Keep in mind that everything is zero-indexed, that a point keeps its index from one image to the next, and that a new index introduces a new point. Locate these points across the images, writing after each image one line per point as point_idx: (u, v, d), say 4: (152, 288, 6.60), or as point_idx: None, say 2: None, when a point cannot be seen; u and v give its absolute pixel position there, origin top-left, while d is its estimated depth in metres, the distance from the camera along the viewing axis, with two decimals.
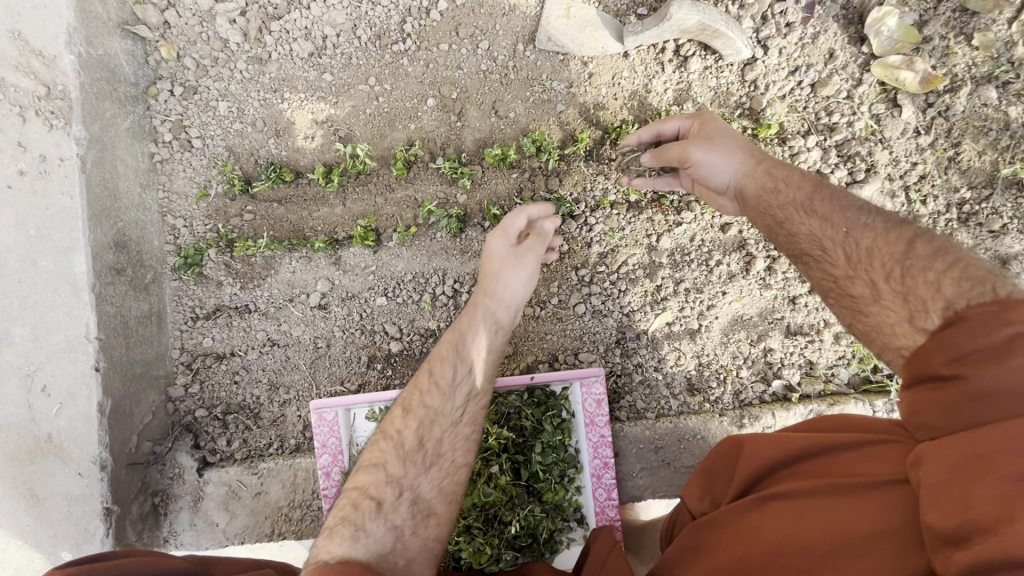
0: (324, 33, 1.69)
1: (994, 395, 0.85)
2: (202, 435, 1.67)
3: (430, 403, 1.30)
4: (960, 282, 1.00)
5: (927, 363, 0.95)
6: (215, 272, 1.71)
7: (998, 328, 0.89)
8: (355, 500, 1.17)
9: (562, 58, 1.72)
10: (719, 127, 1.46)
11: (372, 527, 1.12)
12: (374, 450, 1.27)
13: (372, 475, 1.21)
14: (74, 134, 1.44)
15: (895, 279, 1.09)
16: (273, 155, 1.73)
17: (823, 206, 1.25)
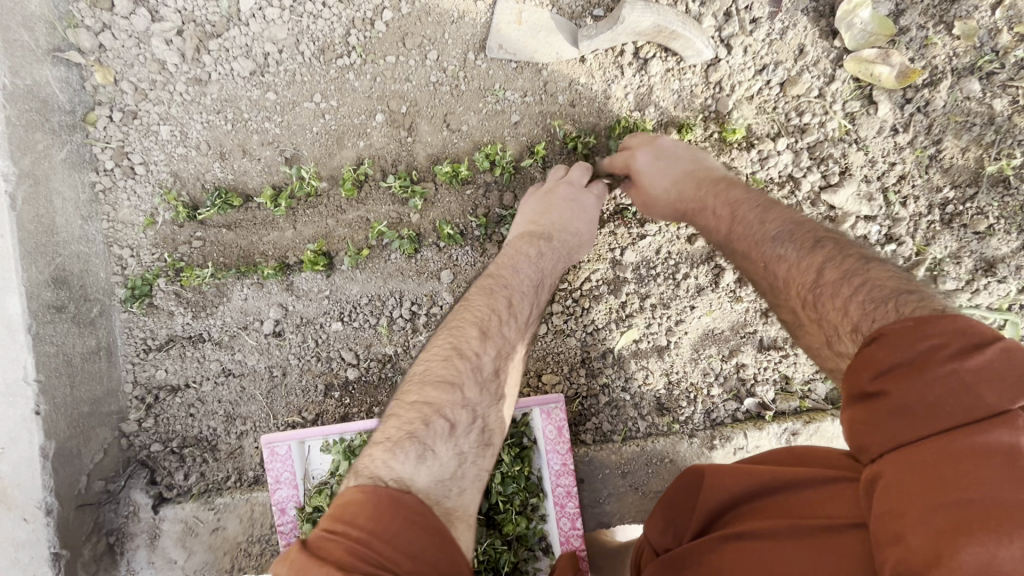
0: (266, 50, 1.62)
1: (922, 408, 0.81)
2: (159, 469, 1.63)
3: (507, 334, 1.28)
4: (866, 304, 1.00)
5: (854, 380, 0.91)
6: (165, 302, 1.66)
7: (915, 345, 0.86)
8: (426, 416, 1.09)
9: (515, 66, 1.64)
10: (665, 169, 1.45)
11: (441, 449, 1.05)
12: (446, 366, 1.18)
13: (447, 394, 1.13)
14: (2, 169, 1.40)
15: (812, 303, 1.10)
16: (219, 179, 1.67)
17: (745, 239, 1.29)
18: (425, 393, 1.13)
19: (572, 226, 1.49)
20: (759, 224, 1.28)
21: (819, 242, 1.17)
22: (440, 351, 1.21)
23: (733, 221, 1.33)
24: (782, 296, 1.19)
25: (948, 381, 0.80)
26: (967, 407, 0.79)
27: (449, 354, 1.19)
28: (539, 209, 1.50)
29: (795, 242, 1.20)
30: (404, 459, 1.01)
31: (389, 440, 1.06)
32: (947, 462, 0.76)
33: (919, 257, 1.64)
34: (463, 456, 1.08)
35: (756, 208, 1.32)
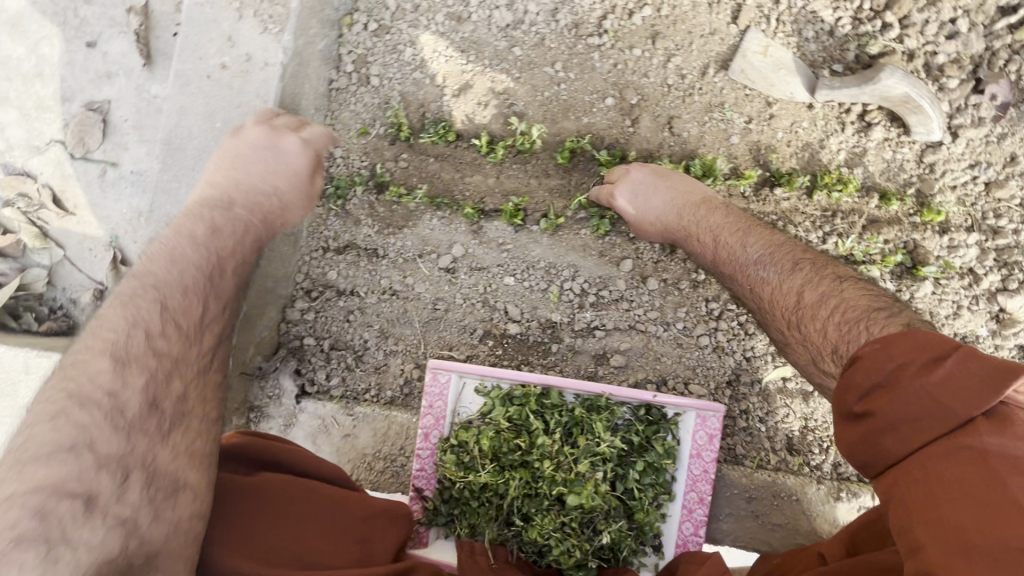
0: (525, 8, 1.70)
1: (901, 426, 0.94)
2: (306, 362, 1.67)
3: (167, 351, 1.12)
4: (841, 325, 1.15)
5: (841, 400, 1.03)
6: (358, 209, 1.72)
7: (885, 364, 0.98)
8: (44, 505, 0.92)
9: (748, 92, 1.71)
10: (650, 202, 1.56)
11: (82, 537, 0.92)
12: (52, 427, 0.99)
13: (65, 466, 0.96)
14: (284, 43, 1.43)
15: (795, 325, 1.26)
16: (443, 111, 1.72)
17: (738, 270, 1.43)
18: (29, 477, 0.94)
19: (260, 180, 1.38)
20: (740, 247, 1.44)
21: (796, 266, 1.33)
22: (45, 409, 1.01)
23: (727, 249, 1.47)
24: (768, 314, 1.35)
25: (924, 401, 0.92)
26: (938, 420, 0.91)
27: (62, 407, 1.01)
28: (225, 165, 1.38)
29: (774, 266, 1.36)
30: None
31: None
32: (967, 469, 0.87)
33: None
34: (126, 526, 0.97)
35: (742, 231, 1.46)
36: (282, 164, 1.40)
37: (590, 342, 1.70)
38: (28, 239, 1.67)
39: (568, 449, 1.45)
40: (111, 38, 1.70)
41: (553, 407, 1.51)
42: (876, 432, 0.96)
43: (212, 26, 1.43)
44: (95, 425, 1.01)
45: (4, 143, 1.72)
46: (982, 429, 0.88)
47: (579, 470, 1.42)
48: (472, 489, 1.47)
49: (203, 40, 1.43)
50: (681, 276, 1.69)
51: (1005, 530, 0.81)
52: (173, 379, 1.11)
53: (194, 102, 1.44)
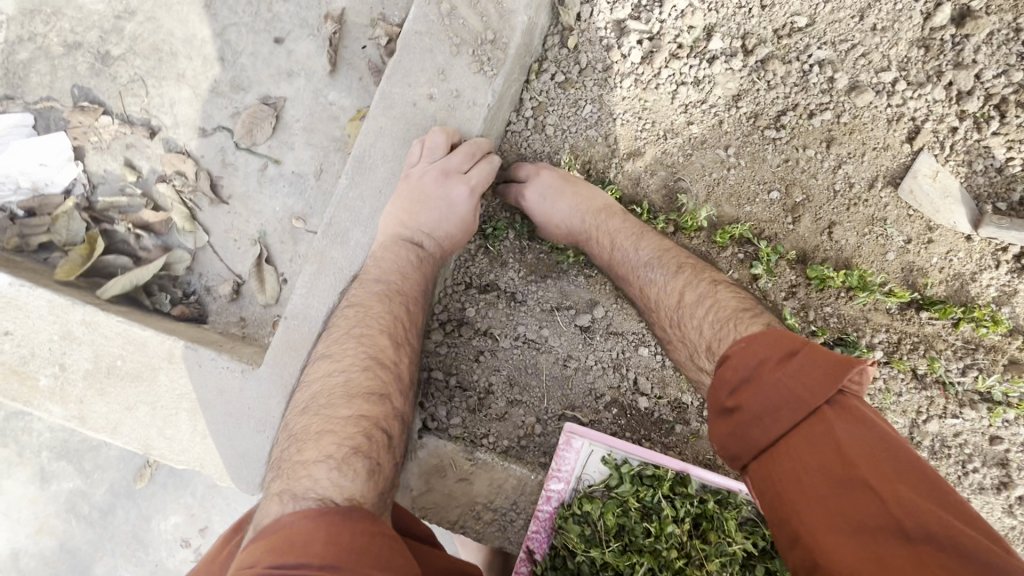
0: (709, 90, 1.72)
1: (765, 416, 1.07)
2: (430, 396, 1.65)
3: (415, 343, 1.36)
4: (715, 326, 1.29)
5: (717, 397, 1.17)
6: (508, 252, 1.71)
7: (750, 360, 1.13)
8: (367, 429, 1.15)
9: (911, 213, 1.72)
10: (558, 203, 1.57)
11: (384, 461, 1.14)
12: (368, 376, 1.23)
13: (378, 406, 1.20)
14: (495, 87, 1.43)
15: (676, 323, 1.41)
16: (609, 173, 1.73)
17: (625, 266, 1.54)
18: (357, 407, 1.18)
19: (433, 227, 1.40)
20: (629, 247, 1.53)
21: (679, 268, 1.45)
22: (357, 362, 1.24)
23: (620, 246, 1.54)
24: (653, 311, 1.49)
25: (784, 391, 1.06)
26: (796, 408, 1.04)
27: (369, 364, 1.24)
28: (403, 206, 1.38)
29: (659, 266, 1.47)
30: (352, 479, 1.07)
31: (330, 458, 1.08)
32: (829, 454, 0.99)
33: None
34: (396, 466, 1.19)
35: (637, 229, 1.55)
36: (453, 205, 1.40)
37: None
38: (177, 220, 1.67)
39: (699, 543, 1.41)
40: (300, 38, 1.70)
41: (683, 496, 1.46)
42: (744, 421, 1.09)
43: (427, 56, 1.44)
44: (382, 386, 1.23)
45: (172, 120, 1.72)
46: (830, 418, 1.02)
47: (708, 568, 1.39)
48: (592, 564, 1.43)
49: (415, 68, 1.44)
50: None
51: (860, 503, 0.92)
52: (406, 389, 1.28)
53: (395, 125, 1.44)
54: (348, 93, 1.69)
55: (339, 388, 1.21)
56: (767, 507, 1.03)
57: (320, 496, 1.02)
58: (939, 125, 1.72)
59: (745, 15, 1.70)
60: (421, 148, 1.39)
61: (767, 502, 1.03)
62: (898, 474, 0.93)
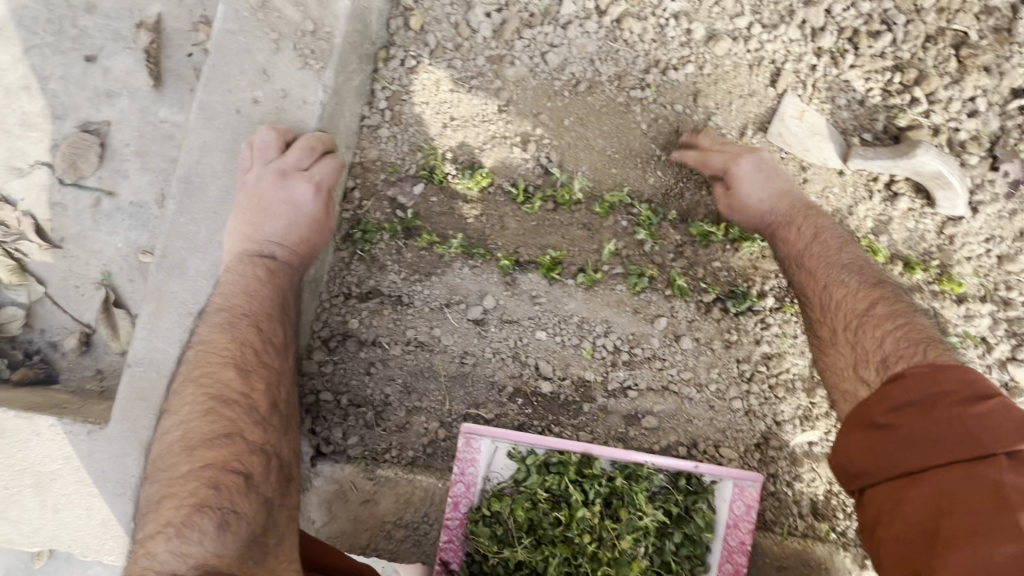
0: (571, 56, 1.65)
1: (922, 443, 1.14)
2: (321, 420, 1.55)
3: (275, 364, 1.24)
4: (900, 341, 1.31)
5: (870, 412, 1.23)
6: (384, 254, 1.61)
7: (927, 388, 1.17)
8: (212, 480, 1.11)
9: (784, 156, 1.73)
10: (761, 184, 1.56)
11: (242, 506, 1.10)
12: (210, 420, 1.16)
13: (225, 448, 1.14)
14: (325, 81, 1.32)
15: (853, 328, 1.40)
16: (478, 156, 1.65)
17: (816, 267, 1.50)
18: (199, 459, 1.13)
19: (285, 235, 1.27)
20: (834, 249, 1.50)
21: (878, 282, 1.44)
22: (195, 410, 1.17)
23: (799, 232, 1.54)
24: (824, 317, 1.46)
25: (956, 425, 1.12)
26: (966, 447, 1.10)
27: (210, 407, 1.17)
28: (245, 216, 1.26)
29: (858, 274, 1.46)
30: (196, 541, 1.05)
31: (169, 526, 1.07)
32: (985, 497, 1.04)
33: None
34: (269, 503, 1.15)
35: (835, 239, 1.53)
36: (301, 205, 1.27)
37: (622, 402, 1.65)
38: (3, 274, 1.50)
39: (612, 523, 1.40)
40: (114, 53, 1.53)
41: (592, 477, 1.43)
42: (898, 442, 1.17)
43: (245, 56, 1.31)
44: (237, 419, 1.17)
45: None
46: (1003, 465, 1.06)
47: (623, 548, 1.38)
48: (507, 565, 1.40)
49: (234, 70, 1.31)
50: (714, 335, 1.68)
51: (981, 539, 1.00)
52: (270, 416, 1.20)
53: (220, 137, 1.31)
54: (179, 107, 1.53)
55: (182, 437, 1.15)
56: (892, 520, 1.13)
57: (160, 572, 1.03)
58: (798, 65, 1.72)
59: None
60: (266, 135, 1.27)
61: (897, 520, 1.13)
62: None
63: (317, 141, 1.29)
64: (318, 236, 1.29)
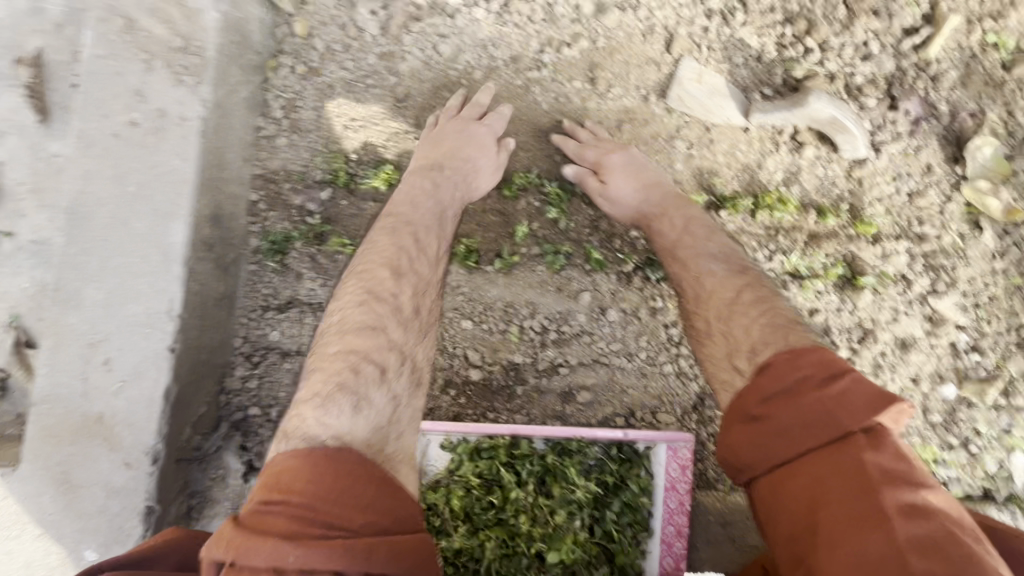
0: (463, 44, 1.65)
1: (789, 432, 1.13)
2: (251, 435, 1.54)
3: (364, 309, 1.33)
4: (766, 328, 1.31)
5: (744, 404, 1.22)
6: (298, 263, 1.60)
7: (791, 374, 1.18)
8: (355, 365, 1.26)
9: (687, 119, 1.75)
10: (629, 187, 1.59)
11: (374, 398, 1.24)
12: (364, 312, 1.32)
13: (371, 340, 1.29)
14: (202, 95, 1.32)
15: (724, 317, 1.40)
16: (383, 154, 1.65)
17: (687, 255, 1.51)
18: (346, 342, 1.29)
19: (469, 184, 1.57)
20: (702, 239, 1.51)
21: (743, 271, 1.46)
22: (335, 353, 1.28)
23: (670, 224, 1.55)
24: (700, 307, 1.46)
25: (813, 407, 1.12)
26: (827, 429, 1.10)
27: (371, 320, 1.31)
28: (154, 224, 1.29)
29: (724, 263, 1.48)
30: (337, 415, 1.18)
31: (316, 397, 1.22)
32: (852, 480, 1.02)
33: (998, 371, 1.81)
34: (396, 401, 1.27)
35: (708, 227, 1.54)
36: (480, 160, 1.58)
37: (555, 381, 1.67)
38: None
39: (544, 500, 1.42)
40: None
41: (525, 456, 1.45)
42: (768, 433, 1.15)
43: (115, 79, 1.29)
44: (381, 348, 1.29)
45: None
46: (861, 445, 1.06)
47: (557, 523, 1.40)
48: (445, 556, 1.39)
49: (105, 95, 1.29)
50: (639, 304, 1.69)
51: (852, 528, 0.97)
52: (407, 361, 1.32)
53: (100, 164, 1.28)
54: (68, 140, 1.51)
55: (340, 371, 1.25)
56: (775, 518, 1.10)
57: (306, 434, 1.15)
58: (691, 28, 1.73)
59: None
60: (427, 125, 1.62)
61: (780, 520, 1.09)
62: (902, 505, 0.97)
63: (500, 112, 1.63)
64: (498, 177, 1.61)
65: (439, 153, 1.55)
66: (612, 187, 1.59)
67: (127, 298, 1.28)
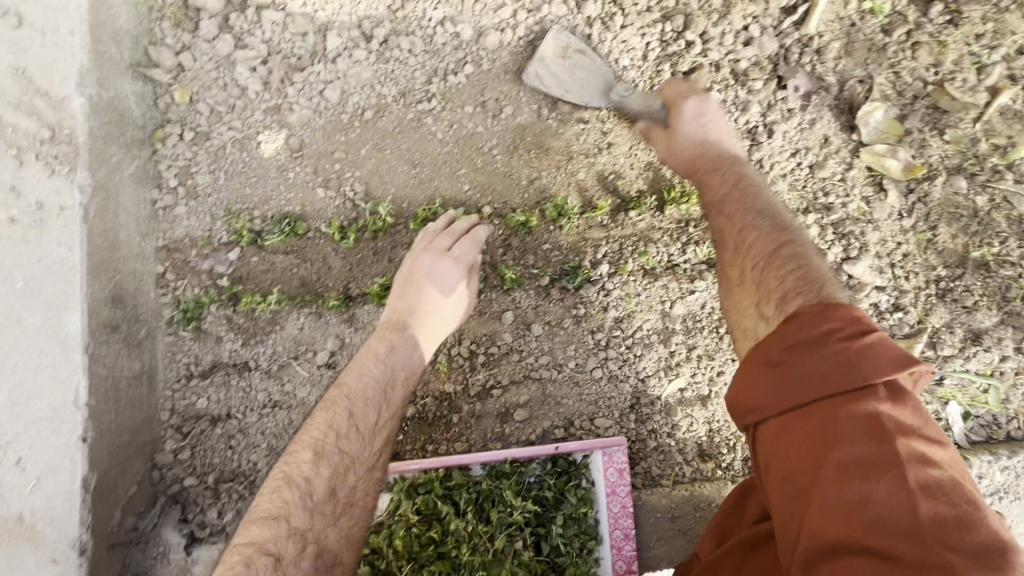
0: (349, 87, 1.67)
1: (810, 380, 1.07)
2: (191, 506, 1.55)
3: (274, 494, 1.30)
4: (797, 281, 1.19)
5: (765, 349, 1.14)
6: (216, 327, 1.60)
7: (819, 325, 1.10)
8: (249, 557, 1.20)
9: (583, 128, 1.76)
10: (684, 144, 1.59)
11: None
12: (274, 499, 1.30)
13: (271, 530, 1.25)
14: (78, 181, 1.36)
15: (761, 266, 1.28)
16: (286, 206, 1.65)
17: (729, 206, 1.43)
18: (250, 534, 1.25)
19: (439, 324, 1.55)
20: (749, 197, 1.43)
21: (788, 228, 1.34)
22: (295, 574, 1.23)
23: (721, 175, 1.51)
24: (734, 257, 1.36)
25: (838, 355, 1.05)
26: (848, 377, 1.04)
27: (276, 489, 1.31)
28: (50, 316, 1.33)
29: (769, 217, 1.37)
30: None
31: None
32: (867, 427, 1.00)
33: (921, 325, 1.87)
34: None
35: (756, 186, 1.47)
36: (438, 283, 1.54)
37: (489, 404, 1.68)
38: None
39: (483, 527, 1.46)
40: None
41: (460, 485, 1.48)
42: (790, 379, 1.08)
43: None
44: (276, 537, 1.24)
45: None
46: (880, 395, 1.03)
47: (496, 548, 1.43)
48: None
49: None
50: (563, 314, 1.72)
51: (866, 478, 0.97)
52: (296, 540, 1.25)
53: None
54: None
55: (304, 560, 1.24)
56: (781, 463, 1.08)
57: None
58: (573, 38, 1.76)
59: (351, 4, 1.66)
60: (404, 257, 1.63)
61: (785, 462, 1.07)
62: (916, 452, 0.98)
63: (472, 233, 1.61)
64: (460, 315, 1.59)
65: (405, 308, 1.54)
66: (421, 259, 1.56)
67: (33, 395, 1.31)
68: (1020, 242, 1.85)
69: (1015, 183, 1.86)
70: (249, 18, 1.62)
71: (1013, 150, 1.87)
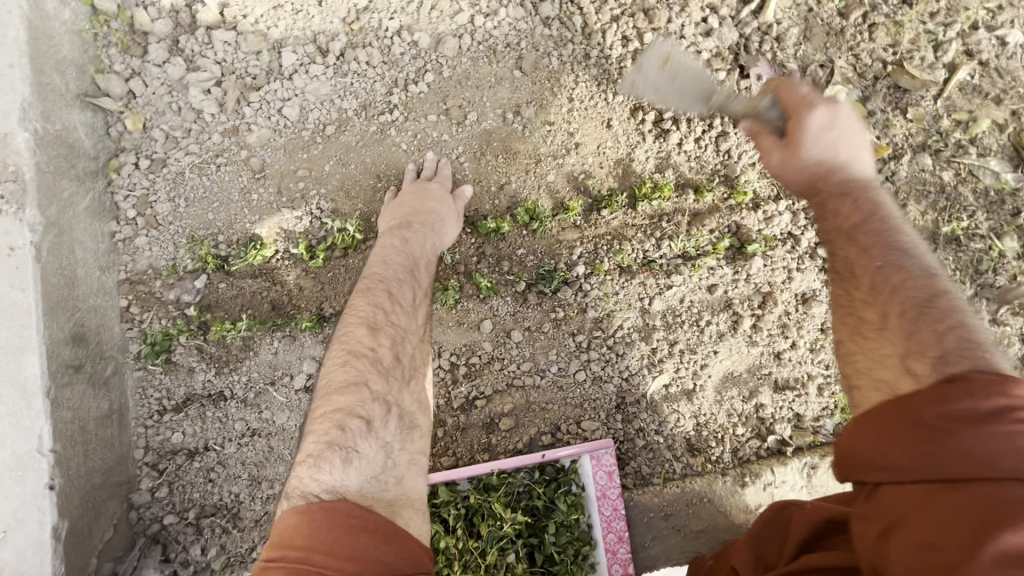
0: (308, 103, 1.64)
1: (969, 455, 0.87)
2: (172, 545, 1.51)
3: (338, 370, 1.29)
4: (958, 339, 1.00)
5: (914, 410, 0.95)
6: (186, 358, 1.55)
7: (991, 397, 0.92)
8: (342, 422, 1.21)
9: (549, 129, 1.75)
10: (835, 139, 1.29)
11: (363, 447, 1.18)
12: (345, 371, 1.28)
13: (355, 395, 1.24)
14: (28, 219, 1.32)
15: (906, 316, 1.06)
16: (251, 228, 1.61)
17: (866, 236, 1.18)
18: (333, 402, 1.24)
19: (441, 228, 1.59)
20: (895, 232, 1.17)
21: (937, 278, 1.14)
22: (384, 425, 1.23)
23: (853, 203, 1.24)
24: (870, 299, 1.12)
25: (1013, 439, 0.86)
26: (1022, 463, 0.85)
27: (347, 361, 1.29)
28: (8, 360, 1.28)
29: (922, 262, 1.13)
30: (330, 471, 1.13)
31: (309, 458, 1.17)
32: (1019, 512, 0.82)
33: None
34: (388, 448, 1.21)
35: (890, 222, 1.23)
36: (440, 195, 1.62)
37: (473, 415, 1.66)
38: None
39: (474, 542, 1.44)
40: None
41: (448, 501, 1.46)
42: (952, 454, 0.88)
43: None
44: (357, 404, 1.23)
45: None
46: None
47: (488, 562, 1.43)
48: None
49: None
50: (542, 319, 1.70)
51: (962, 540, 0.82)
52: (380, 403, 1.25)
53: None
54: None
55: (390, 442, 1.22)
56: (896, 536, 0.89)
57: (307, 491, 1.12)
58: (533, 40, 1.74)
59: (305, 19, 1.63)
60: (387, 197, 1.64)
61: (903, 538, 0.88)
62: None
63: (445, 163, 1.69)
64: (462, 223, 1.67)
65: (406, 210, 1.58)
66: (407, 186, 1.63)
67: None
68: (987, 214, 1.88)
69: (978, 156, 1.89)
70: (200, 39, 1.58)
71: (975, 123, 1.90)
